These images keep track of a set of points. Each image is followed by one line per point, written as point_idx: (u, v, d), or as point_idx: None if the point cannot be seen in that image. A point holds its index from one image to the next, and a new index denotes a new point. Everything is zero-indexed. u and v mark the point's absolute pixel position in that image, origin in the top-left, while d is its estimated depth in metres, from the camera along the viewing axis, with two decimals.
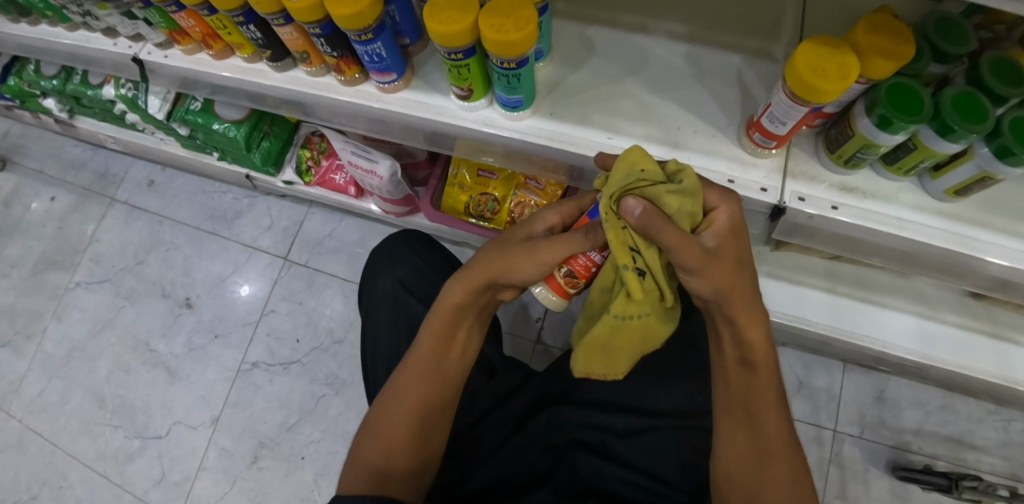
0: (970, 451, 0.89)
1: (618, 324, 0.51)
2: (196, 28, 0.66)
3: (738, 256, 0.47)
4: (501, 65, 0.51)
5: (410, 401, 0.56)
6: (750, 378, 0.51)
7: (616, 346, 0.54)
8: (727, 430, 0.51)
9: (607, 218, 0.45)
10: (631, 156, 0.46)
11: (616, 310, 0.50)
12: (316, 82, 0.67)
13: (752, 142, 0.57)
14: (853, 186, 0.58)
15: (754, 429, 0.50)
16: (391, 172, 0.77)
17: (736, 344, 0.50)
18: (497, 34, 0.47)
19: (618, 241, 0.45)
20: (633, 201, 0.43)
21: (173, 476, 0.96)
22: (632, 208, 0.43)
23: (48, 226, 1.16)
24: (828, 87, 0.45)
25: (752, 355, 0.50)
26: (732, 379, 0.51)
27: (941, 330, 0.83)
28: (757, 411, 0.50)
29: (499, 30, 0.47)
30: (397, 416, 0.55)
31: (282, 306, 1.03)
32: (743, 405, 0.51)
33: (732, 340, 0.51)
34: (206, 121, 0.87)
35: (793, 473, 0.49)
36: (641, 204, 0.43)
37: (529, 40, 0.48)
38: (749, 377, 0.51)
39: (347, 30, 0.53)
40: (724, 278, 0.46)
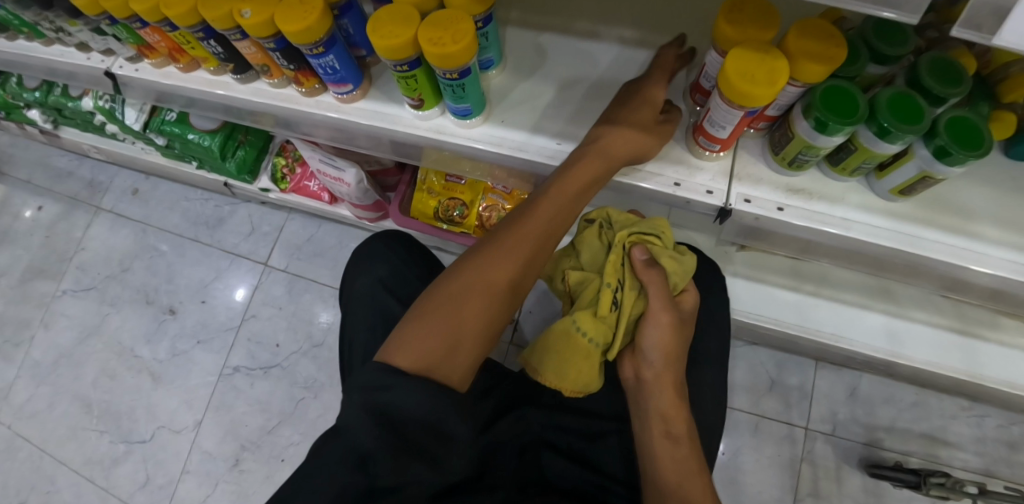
0: (942, 447, 0.90)
1: (577, 337, 0.59)
2: (161, 43, 0.68)
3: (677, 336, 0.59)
4: (445, 77, 0.52)
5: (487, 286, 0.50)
6: (676, 445, 0.58)
7: (561, 364, 0.61)
8: (659, 473, 0.56)
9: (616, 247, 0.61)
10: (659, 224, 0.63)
11: (581, 323, 0.59)
12: (278, 93, 0.69)
13: (697, 145, 0.58)
14: (800, 188, 0.59)
15: (679, 469, 0.56)
16: (357, 180, 0.78)
17: (663, 416, 0.59)
18: (436, 47, 0.48)
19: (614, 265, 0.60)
20: (641, 248, 0.60)
21: (157, 479, 0.98)
22: (638, 252, 0.60)
23: (36, 235, 1.18)
24: (757, 92, 0.46)
25: (676, 420, 0.58)
26: (661, 440, 0.58)
27: (909, 328, 0.83)
28: (688, 461, 0.57)
29: (437, 43, 0.48)
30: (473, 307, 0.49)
31: (262, 311, 1.05)
32: (675, 460, 0.57)
33: (658, 395, 0.60)
34: (182, 131, 0.89)
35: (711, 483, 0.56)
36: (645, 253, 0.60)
37: (468, 51, 0.49)
38: (673, 420, 0.59)
39: (299, 44, 0.55)
40: (665, 341, 0.59)
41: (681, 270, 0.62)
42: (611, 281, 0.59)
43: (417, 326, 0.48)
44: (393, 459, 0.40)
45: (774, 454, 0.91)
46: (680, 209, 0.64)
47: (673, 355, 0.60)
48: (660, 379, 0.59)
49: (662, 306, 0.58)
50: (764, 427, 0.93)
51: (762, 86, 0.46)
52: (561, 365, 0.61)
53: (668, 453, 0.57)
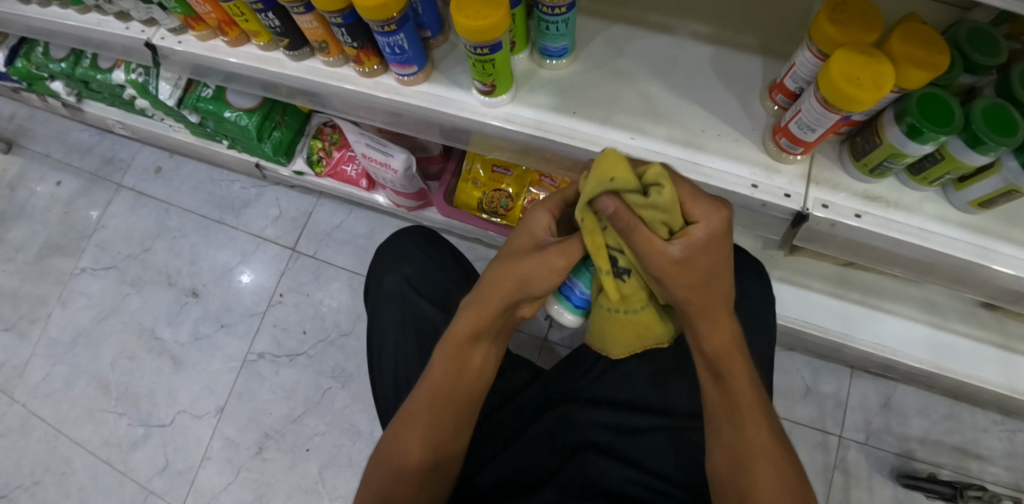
0: (974, 460, 0.89)
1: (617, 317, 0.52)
2: (212, 14, 0.65)
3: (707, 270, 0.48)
4: (482, 51, 0.51)
5: (417, 411, 0.55)
6: (725, 381, 0.52)
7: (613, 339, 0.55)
8: (720, 430, 0.51)
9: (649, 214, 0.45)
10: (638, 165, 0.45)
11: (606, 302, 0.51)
12: (333, 73, 0.66)
13: (776, 147, 0.56)
14: (877, 195, 0.57)
15: (740, 431, 0.50)
16: (406, 166, 0.74)
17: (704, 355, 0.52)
18: (477, 19, 0.47)
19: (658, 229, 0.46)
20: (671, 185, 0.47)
21: (177, 465, 0.96)
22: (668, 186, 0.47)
23: (53, 210, 1.15)
24: (863, 97, 0.44)
25: (722, 360, 0.52)
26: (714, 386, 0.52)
27: (951, 340, 0.82)
28: (745, 412, 0.51)
29: (481, 17, 0.47)
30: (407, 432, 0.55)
31: (289, 297, 1.02)
32: (736, 407, 0.51)
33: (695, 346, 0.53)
34: (217, 108, 0.86)
35: (781, 477, 0.48)
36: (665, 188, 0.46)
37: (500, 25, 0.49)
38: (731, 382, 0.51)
39: (370, 21, 0.52)
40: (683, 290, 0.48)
41: (673, 205, 0.45)
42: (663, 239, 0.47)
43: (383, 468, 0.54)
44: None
45: (807, 461, 0.90)
46: (748, 211, 0.62)
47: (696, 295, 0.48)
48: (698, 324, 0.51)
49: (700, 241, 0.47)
50: (797, 434, 0.92)
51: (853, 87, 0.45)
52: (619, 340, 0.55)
53: (730, 385, 0.51)
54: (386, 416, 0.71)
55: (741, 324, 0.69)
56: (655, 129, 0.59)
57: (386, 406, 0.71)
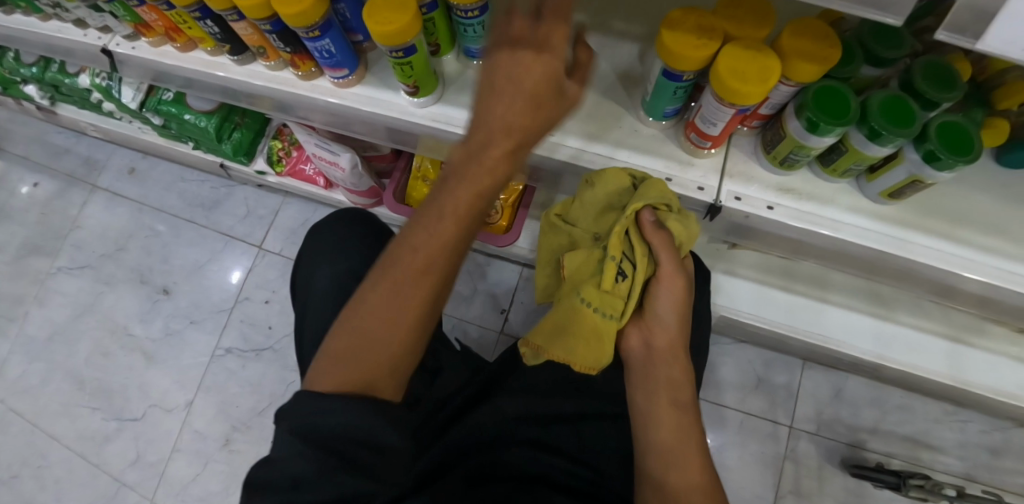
0: (925, 450, 0.91)
1: (582, 310, 0.57)
2: (159, 21, 0.68)
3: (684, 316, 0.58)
4: (395, 55, 0.54)
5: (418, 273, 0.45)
6: (685, 417, 0.55)
7: (570, 341, 0.58)
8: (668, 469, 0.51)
9: (624, 218, 0.54)
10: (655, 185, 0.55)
11: (584, 295, 0.56)
12: (274, 76, 0.68)
13: (688, 142, 0.58)
14: (790, 187, 0.59)
15: (681, 463, 0.52)
16: (352, 165, 0.77)
17: (670, 389, 0.56)
18: (385, 25, 0.49)
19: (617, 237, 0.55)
20: (648, 212, 0.55)
21: (148, 457, 1.00)
22: (646, 213, 0.55)
23: (32, 211, 1.18)
24: (748, 91, 0.46)
25: (671, 391, 0.56)
26: (670, 418, 0.54)
27: (896, 330, 0.84)
28: (690, 451, 0.52)
29: (388, 22, 0.49)
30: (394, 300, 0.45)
31: (256, 294, 1.05)
32: (676, 443, 0.53)
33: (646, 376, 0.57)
34: (178, 111, 0.89)
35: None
36: (651, 214, 0.55)
37: (411, 31, 0.51)
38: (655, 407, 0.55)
39: (294, 27, 0.55)
40: (674, 316, 0.57)
41: (685, 240, 0.56)
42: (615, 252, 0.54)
43: (351, 341, 0.45)
44: (329, 479, 0.39)
45: (758, 451, 0.91)
46: None
47: (677, 329, 0.57)
48: (665, 353, 0.57)
49: (673, 268, 0.55)
50: (749, 424, 0.93)
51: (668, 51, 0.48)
52: (574, 345, 0.58)
53: (670, 424, 0.54)
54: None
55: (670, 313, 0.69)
56: (573, 127, 0.60)
57: None
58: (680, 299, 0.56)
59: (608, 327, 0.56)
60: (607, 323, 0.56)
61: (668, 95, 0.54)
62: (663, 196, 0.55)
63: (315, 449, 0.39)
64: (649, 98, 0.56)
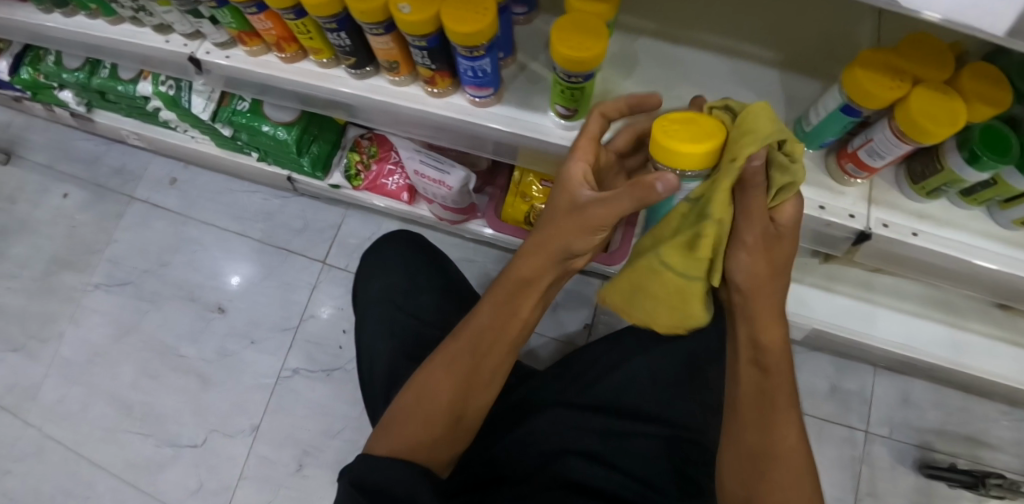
0: (986, 449, 0.95)
1: (664, 274, 0.49)
2: (272, 30, 0.63)
3: (787, 257, 0.49)
4: (567, 79, 0.52)
5: (471, 345, 0.57)
6: (766, 378, 0.52)
7: (649, 302, 0.54)
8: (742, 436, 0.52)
9: (721, 165, 0.42)
10: (759, 114, 0.42)
11: (666, 258, 0.48)
12: (399, 92, 0.65)
13: (841, 171, 0.60)
14: (928, 214, 0.61)
15: (766, 432, 0.51)
16: (462, 184, 0.74)
17: (754, 344, 0.52)
18: (578, 51, 0.47)
19: (714, 197, 0.43)
20: (759, 153, 0.42)
21: (210, 485, 0.94)
22: (753, 157, 0.42)
23: (60, 224, 1.10)
24: (939, 133, 0.48)
25: (765, 354, 0.52)
26: (749, 382, 0.53)
27: (970, 339, 0.86)
28: (770, 421, 0.51)
29: (581, 48, 0.47)
30: (450, 368, 0.56)
31: (321, 311, 1.01)
32: (755, 406, 0.52)
33: (745, 339, 0.53)
34: (254, 122, 0.84)
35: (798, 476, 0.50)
36: (761, 157, 0.42)
37: (599, 57, 0.49)
38: (765, 384, 0.52)
39: (459, 46, 0.52)
40: (763, 269, 0.48)
41: (802, 182, 0.42)
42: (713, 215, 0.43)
43: (410, 401, 0.56)
44: None
45: (835, 455, 0.95)
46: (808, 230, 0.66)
47: (762, 280, 0.49)
48: (752, 303, 0.50)
49: (757, 217, 0.44)
50: (826, 430, 0.96)
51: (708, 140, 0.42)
52: (656, 309, 0.54)
53: (749, 386, 0.53)
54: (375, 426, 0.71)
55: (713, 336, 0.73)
56: None
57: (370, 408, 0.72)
58: (767, 254, 0.47)
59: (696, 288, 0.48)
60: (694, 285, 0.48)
61: (835, 128, 0.56)
62: (775, 133, 0.41)
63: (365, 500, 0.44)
64: (810, 128, 0.59)
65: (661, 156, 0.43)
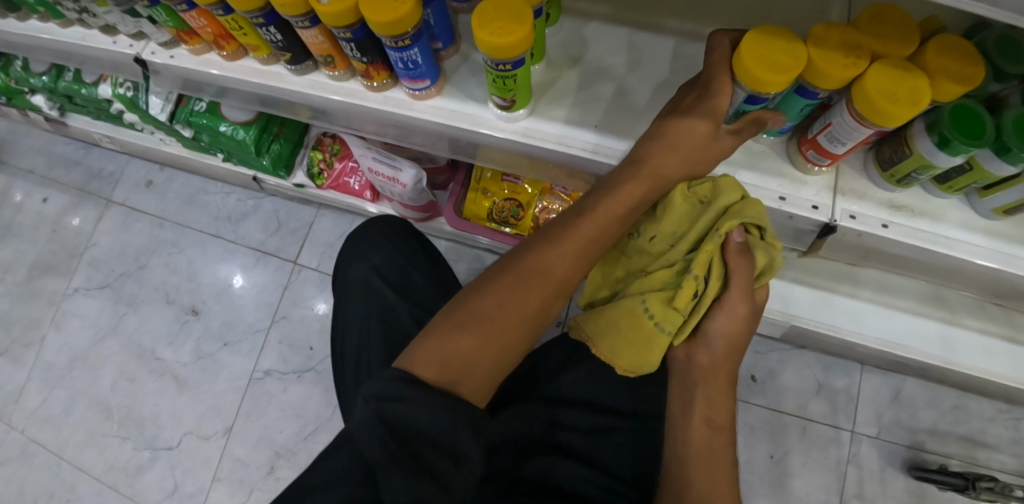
0: (982, 449, 0.90)
1: (641, 319, 0.52)
2: (207, 28, 0.61)
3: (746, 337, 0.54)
4: (495, 68, 0.49)
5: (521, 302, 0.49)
6: (714, 436, 0.53)
7: (620, 340, 0.53)
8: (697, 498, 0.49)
9: (711, 237, 0.49)
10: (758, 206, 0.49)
11: (649, 303, 0.52)
12: (339, 87, 0.63)
13: (803, 159, 0.56)
14: (902, 204, 0.57)
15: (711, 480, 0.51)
16: (415, 181, 0.72)
17: (709, 404, 0.54)
18: (498, 36, 0.44)
19: (702, 258, 0.49)
20: (741, 232, 0.49)
21: (186, 488, 0.94)
22: (738, 233, 0.49)
23: (42, 229, 1.11)
24: (901, 113, 0.44)
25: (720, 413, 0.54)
26: (698, 435, 0.53)
27: (962, 335, 0.81)
28: (712, 463, 0.52)
29: (501, 33, 0.45)
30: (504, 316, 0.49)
31: (294, 312, 1.00)
32: (703, 460, 0.52)
33: (702, 398, 0.54)
34: (212, 122, 0.82)
35: None
36: (742, 237, 0.49)
37: (524, 42, 0.46)
38: (717, 439, 0.53)
39: (383, 36, 0.49)
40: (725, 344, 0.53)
41: (773, 267, 0.51)
42: (697, 272, 0.49)
43: (454, 327, 0.47)
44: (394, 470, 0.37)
45: (821, 457, 0.91)
46: (771, 223, 0.62)
47: (727, 348, 0.53)
48: (715, 369, 0.54)
49: (739, 297, 0.51)
50: (812, 431, 0.92)
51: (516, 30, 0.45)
52: (620, 343, 0.53)
53: (701, 438, 0.53)
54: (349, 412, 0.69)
55: None
56: None
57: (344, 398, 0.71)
58: (732, 331, 0.53)
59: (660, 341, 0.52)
60: (661, 338, 0.52)
61: (792, 112, 0.52)
62: (758, 218, 0.49)
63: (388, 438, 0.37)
64: None
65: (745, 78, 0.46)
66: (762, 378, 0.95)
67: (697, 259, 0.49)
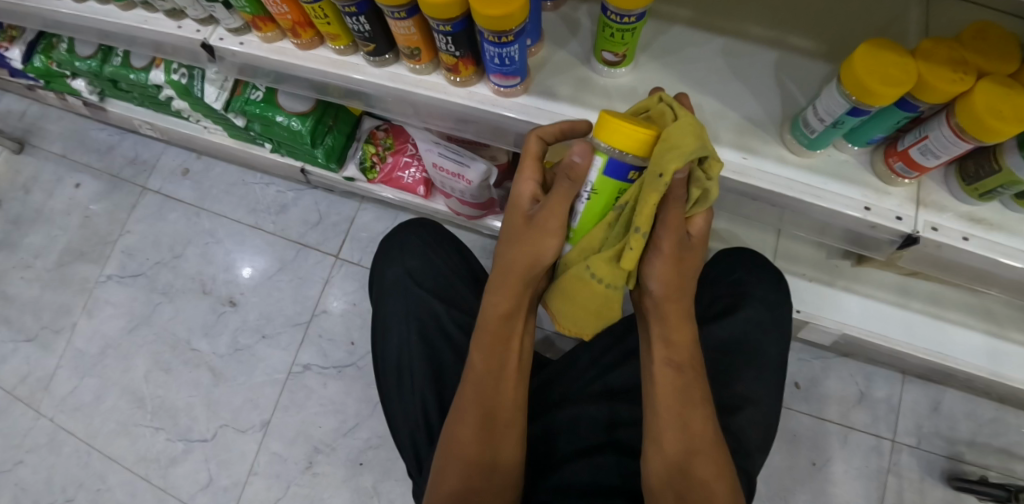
0: (1019, 462, 0.91)
1: (592, 284, 0.52)
2: (287, 15, 0.60)
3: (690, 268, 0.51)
4: (617, 21, 0.51)
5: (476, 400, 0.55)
6: (678, 378, 0.52)
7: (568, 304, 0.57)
8: (661, 436, 0.51)
9: (659, 185, 0.42)
10: (685, 128, 0.43)
11: (594, 268, 0.50)
12: (419, 80, 0.62)
13: (889, 170, 0.57)
14: (981, 217, 0.58)
15: (684, 430, 0.51)
16: (482, 177, 0.72)
17: (665, 342, 0.52)
18: None
19: (648, 214, 0.44)
20: (680, 167, 0.43)
21: (221, 481, 0.93)
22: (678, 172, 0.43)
23: (74, 215, 1.09)
24: (1005, 129, 0.45)
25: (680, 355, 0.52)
26: (666, 380, 0.52)
27: (1010, 348, 0.82)
28: (687, 408, 0.51)
29: None
30: (466, 425, 0.55)
31: (334, 306, 0.99)
32: (674, 413, 0.51)
33: (659, 339, 0.52)
34: (267, 112, 0.81)
35: (722, 472, 0.50)
36: (685, 169, 0.43)
37: None
38: (684, 380, 0.52)
39: (487, 31, 0.49)
40: (672, 278, 0.50)
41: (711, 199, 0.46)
42: (642, 226, 0.45)
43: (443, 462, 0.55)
44: None
45: (861, 465, 0.92)
46: (848, 231, 0.62)
47: (676, 287, 0.50)
48: (664, 308, 0.51)
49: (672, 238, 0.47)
50: (852, 439, 0.93)
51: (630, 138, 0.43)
52: (573, 311, 0.57)
53: (665, 386, 0.52)
54: (391, 412, 0.72)
55: (760, 328, 0.72)
56: (770, 149, 0.59)
57: (387, 397, 0.73)
58: (676, 273, 0.49)
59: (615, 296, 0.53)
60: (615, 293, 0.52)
61: (887, 124, 0.52)
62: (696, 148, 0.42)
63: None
64: (856, 125, 0.55)
65: (861, 97, 0.47)
66: (805, 385, 0.96)
67: (642, 217, 0.44)
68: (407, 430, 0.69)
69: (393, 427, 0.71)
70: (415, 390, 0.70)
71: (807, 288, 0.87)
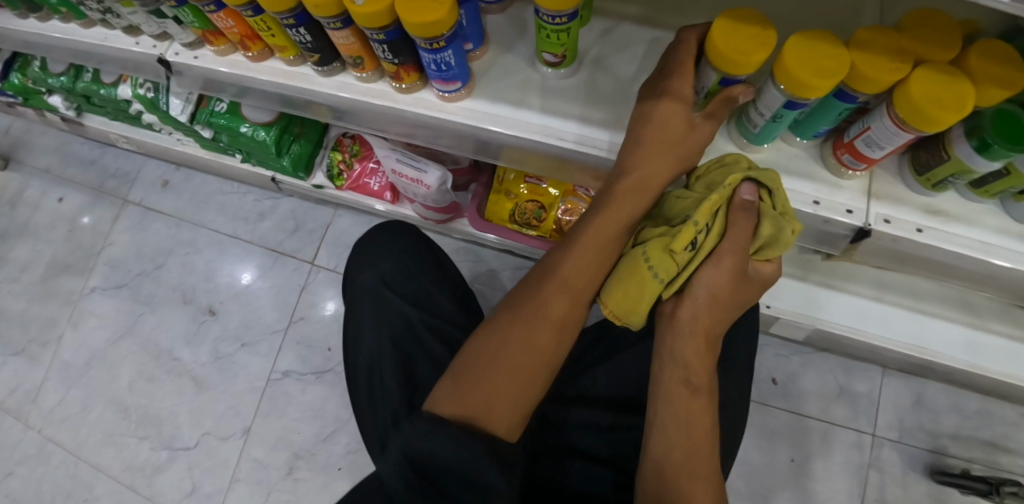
0: (1005, 454, 0.89)
1: (640, 266, 0.51)
2: (234, 28, 0.60)
3: (736, 298, 0.52)
4: (550, 22, 0.51)
5: (529, 320, 0.52)
6: (691, 397, 0.52)
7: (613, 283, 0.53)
8: (664, 426, 0.52)
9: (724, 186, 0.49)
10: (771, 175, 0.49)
11: (649, 252, 0.51)
12: (367, 88, 0.62)
13: (838, 163, 0.56)
14: (939, 209, 0.56)
15: (685, 432, 0.51)
16: (440, 183, 0.72)
17: (685, 364, 0.52)
18: None
19: (709, 203, 0.48)
20: (749, 187, 0.49)
21: (204, 488, 0.94)
22: (746, 189, 0.49)
23: (59, 228, 1.11)
24: (944, 118, 0.44)
25: (698, 371, 0.52)
26: (680, 397, 0.52)
27: (989, 339, 0.80)
28: (693, 420, 0.51)
29: None
30: (513, 348, 0.50)
31: (312, 313, 1.00)
32: (682, 423, 0.51)
33: (679, 357, 0.52)
34: (232, 123, 0.82)
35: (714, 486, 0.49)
36: (753, 194, 0.49)
37: None
38: (693, 401, 0.52)
39: (417, 38, 0.49)
40: (717, 292, 0.51)
41: (770, 236, 0.49)
42: (699, 219, 0.49)
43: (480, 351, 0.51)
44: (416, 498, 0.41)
45: (843, 461, 0.91)
46: (804, 227, 0.62)
47: (718, 303, 0.51)
48: (700, 322, 0.52)
49: (733, 248, 0.49)
50: (833, 434, 0.92)
51: (755, 47, 0.44)
52: (612, 296, 0.53)
53: (678, 399, 0.52)
54: (362, 417, 0.71)
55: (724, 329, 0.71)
56: (716, 145, 0.58)
57: (358, 401, 0.72)
58: (722, 289, 0.51)
59: (651, 288, 0.51)
60: (653, 285, 0.51)
61: (831, 116, 0.51)
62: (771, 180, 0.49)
63: (410, 470, 0.41)
64: (801, 118, 0.54)
65: (794, 90, 0.46)
66: (783, 381, 0.95)
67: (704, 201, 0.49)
68: (377, 438, 0.67)
69: (364, 433, 0.70)
70: (385, 395, 0.68)
71: (779, 283, 0.86)
